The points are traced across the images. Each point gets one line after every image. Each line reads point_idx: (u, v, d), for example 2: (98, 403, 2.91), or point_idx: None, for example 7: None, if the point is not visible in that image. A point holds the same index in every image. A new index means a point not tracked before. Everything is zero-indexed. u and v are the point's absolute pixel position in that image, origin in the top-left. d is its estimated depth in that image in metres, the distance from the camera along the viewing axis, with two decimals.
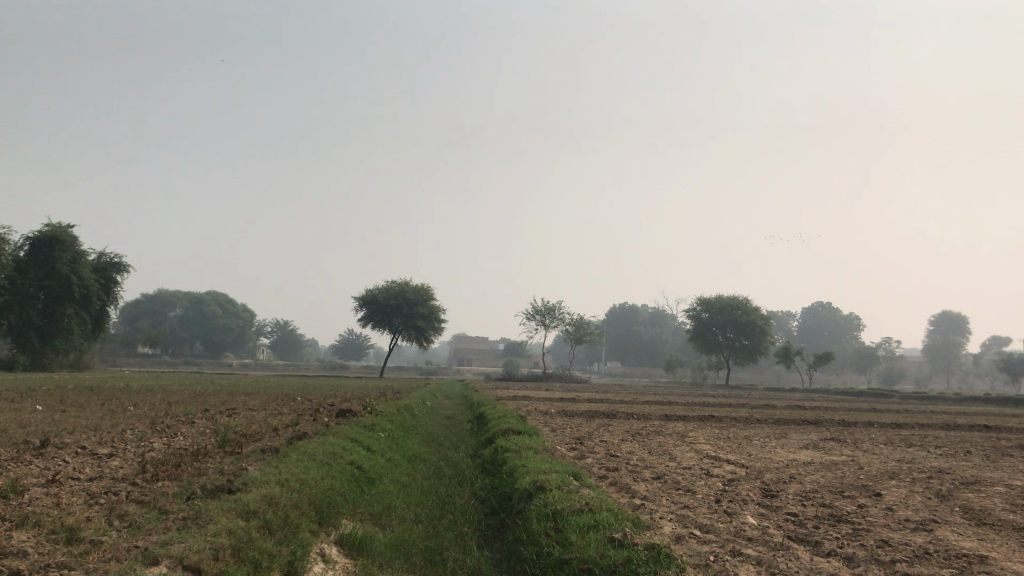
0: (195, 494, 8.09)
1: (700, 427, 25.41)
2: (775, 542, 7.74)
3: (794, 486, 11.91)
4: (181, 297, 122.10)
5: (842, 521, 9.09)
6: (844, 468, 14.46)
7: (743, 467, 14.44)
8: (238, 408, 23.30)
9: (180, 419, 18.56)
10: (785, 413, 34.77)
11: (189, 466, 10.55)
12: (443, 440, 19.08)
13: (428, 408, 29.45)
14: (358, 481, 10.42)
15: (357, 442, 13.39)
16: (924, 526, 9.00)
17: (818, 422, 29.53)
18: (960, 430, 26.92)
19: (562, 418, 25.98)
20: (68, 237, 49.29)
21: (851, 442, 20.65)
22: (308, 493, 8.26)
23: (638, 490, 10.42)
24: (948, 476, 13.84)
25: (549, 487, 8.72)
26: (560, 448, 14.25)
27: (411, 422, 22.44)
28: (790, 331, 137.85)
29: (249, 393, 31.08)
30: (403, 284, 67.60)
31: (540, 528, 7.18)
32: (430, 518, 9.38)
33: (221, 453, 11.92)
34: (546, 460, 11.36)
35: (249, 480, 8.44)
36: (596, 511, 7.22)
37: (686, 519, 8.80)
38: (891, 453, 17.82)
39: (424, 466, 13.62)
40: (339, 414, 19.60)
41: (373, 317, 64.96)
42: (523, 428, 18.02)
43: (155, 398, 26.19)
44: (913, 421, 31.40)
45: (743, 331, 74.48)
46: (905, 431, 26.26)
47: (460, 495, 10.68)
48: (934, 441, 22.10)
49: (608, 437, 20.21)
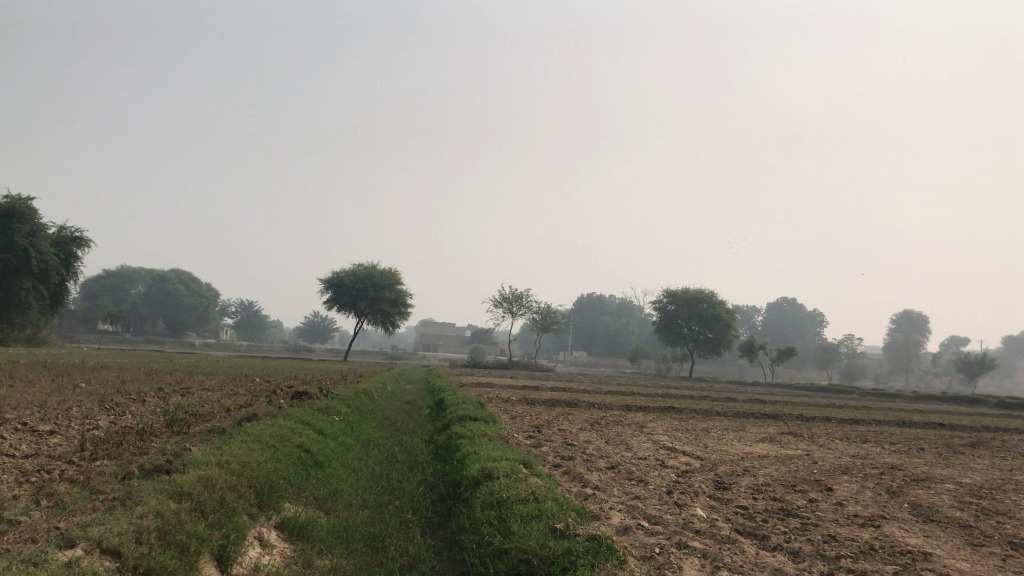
0: (131, 474, 7.81)
1: (660, 419, 25.47)
2: (721, 535, 7.67)
3: (747, 479, 11.89)
4: (144, 273, 120.27)
5: (791, 515, 9.05)
6: (797, 462, 14.50)
7: (697, 459, 14.44)
8: (193, 387, 22.91)
9: (132, 397, 18.13)
10: (746, 406, 34.98)
11: (131, 445, 10.24)
12: (400, 425, 18.87)
13: (389, 393, 29.20)
14: (305, 465, 10.22)
15: (308, 425, 13.15)
16: (872, 521, 9.00)
17: (778, 416, 29.75)
18: (915, 427, 27.24)
19: (523, 406, 25.86)
20: (27, 210, 48.17)
21: (807, 436, 20.78)
22: (249, 475, 8.04)
23: (589, 479, 10.33)
24: (900, 473, 13.93)
25: (497, 475, 8.58)
26: (515, 436, 14.12)
27: (369, 407, 22.18)
28: (754, 325, 139.18)
29: (208, 373, 30.59)
30: (370, 267, 67.08)
31: (483, 516, 7.03)
32: (377, 504, 9.20)
33: (167, 433, 11.62)
34: (498, 448, 11.22)
35: (188, 461, 8.18)
36: (541, 501, 7.08)
37: (635, 511, 8.72)
38: (847, 449, 17.94)
39: (377, 450, 13.41)
40: (295, 396, 19.30)
41: (338, 300, 64.41)
42: (480, 414, 17.90)
43: (109, 376, 25.65)
44: (871, 418, 31.76)
45: (708, 324, 74.97)
46: (861, 426, 26.54)
47: (409, 481, 10.50)
48: (889, 437, 22.35)
49: (566, 425, 20.13)
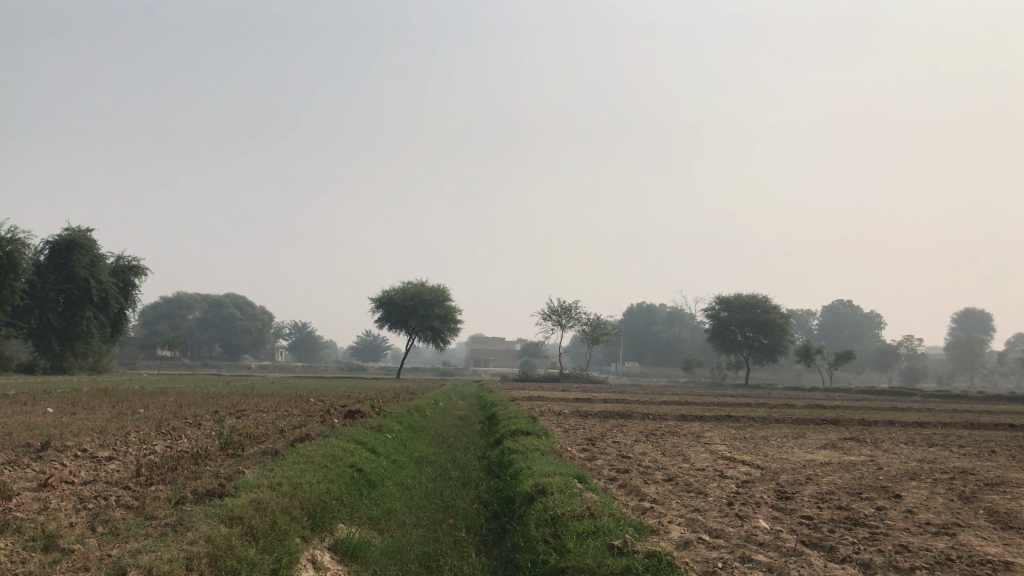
0: (184, 499, 7.81)
1: (717, 428, 24.97)
2: (787, 547, 7.39)
3: (809, 487, 11.53)
4: (200, 299, 122.63)
5: (858, 524, 8.71)
6: (862, 469, 14.02)
7: (757, 468, 14.07)
8: (248, 409, 23.14)
9: (188, 421, 18.29)
10: (805, 412, 34.18)
11: (187, 469, 10.27)
12: (453, 441, 18.74)
13: (442, 409, 29.10)
14: (358, 485, 10.14)
15: (361, 443, 13.14)
16: (946, 529, 8.59)
17: (839, 422, 28.96)
18: (983, 429, 26.30)
19: (576, 418, 25.59)
20: (87, 241, 49.46)
21: (870, 442, 20.14)
22: (301, 496, 7.98)
23: (646, 492, 10.08)
24: (971, 477, 13.38)
25: (550, 490, 8.39)
26: (570, 450, 13.90)
27: (422, 423, 22.13)
28: (809, 329, 136.60)
29: (264, 395, 30.85)
30: (419, 285, 67.42)
31: (538, 534, 6.84)
32: (431, 522, 9.10)
33: (222, 455, 11.67)
34: (552, 462, 11.02)
35: (241, 485, 8.17)
36: (597, 516, 6.87)
37: (695, 524, 8.46)
38: (912, 453, 17.36)
39: (430, 467, 13.32)
40: (348, 416, 19.34)
41: (389, 318, 64.85)
42: (533, 428, 17.74)
43: (167, 400, 25.98)
44: (936, 421, 30.75)
45: (762, 330, 73.72)
46: (926, 430, 25.69)
47: (462, 499, 10.36)
48: (957, 441, 21.58)
49: (621, 437, 19.81)
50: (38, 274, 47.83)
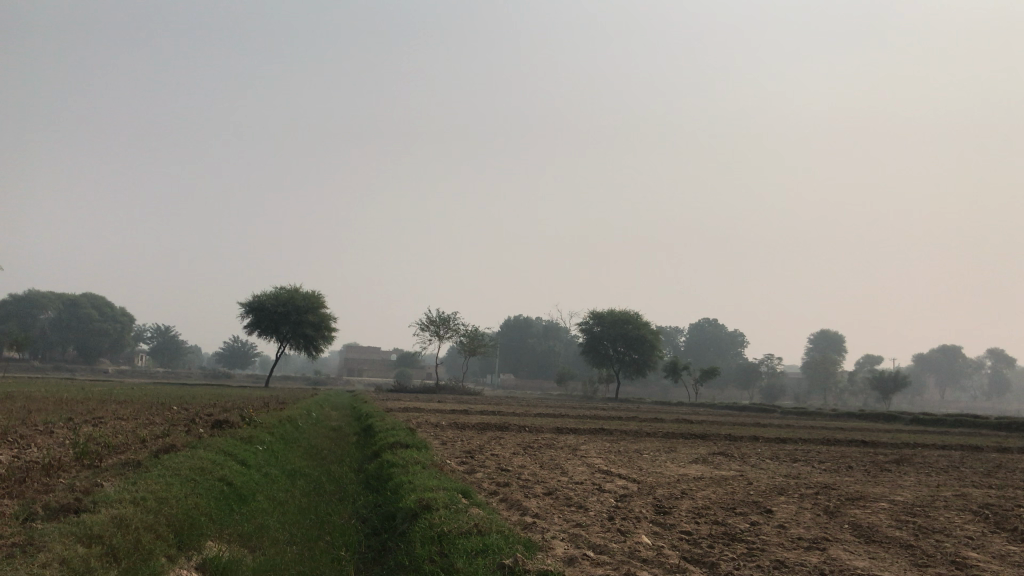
0: (33, 515, 7.12)
1: (591, 441, 25.25)
2: (670, 564, 7.43)
3: (687, 502, 11.72)
4: (54, 298, 115.51)
5: (735, 539, 8.90)
6: (733, 484, 14.43)
7: (634, 482, 14.24)
8: (105, 417, 21.81)
9: (37, 429, 16.99)
10: (674, 427, 35.14)
11: (35, 482, 9.45)
12: (326, 453, 18.17)
13: (314, 419, 28.28)
14: (227, 499, 9.60)
15: (230, 456, 12.49)
16: (816, 544, 8.90)
17: (706, 436, 29.85)
18: (839, 445, 27.64)
19: (453, 430, 25.37)
20: None
21: (738, 457, 20.82)
22: (167, 512, 7.43)
23: (528, 506, 10.00)
24: (834, 492, 13.98)
25: (435, 506, 8.15)
26: (449, 463, 13.72)
27: (293, 434, 21.35)
28: (677, 346, 141.22)
29: (122, 402, 29.08)
30: (293, 291, 65.62)
31: (424, 553, 6.60)
32: (306, 539, 8.70)
33: (76, 467, 10.82)
34: (433, 477, 10.76)
35: (101, 498, 7.55)
36: (485, 534, 6.70)
37: (578, 539, 8.42)
38: (778, 468, 18.06)
39: (304, 481, 12.80)
40: (215, 425, 18.43)
41: (260, 324, 62.82)
42: (410, 440, 17.42)
43: (14, 406, 24.11)
44: (795, 436, 32.14)
45: (633, 345, 75.56)
46: (788, 445, 26.81)
47: (339, 514, 9.98)
48: (817, 456, 22.60)
49: (499, 450, 19.71)
50: None
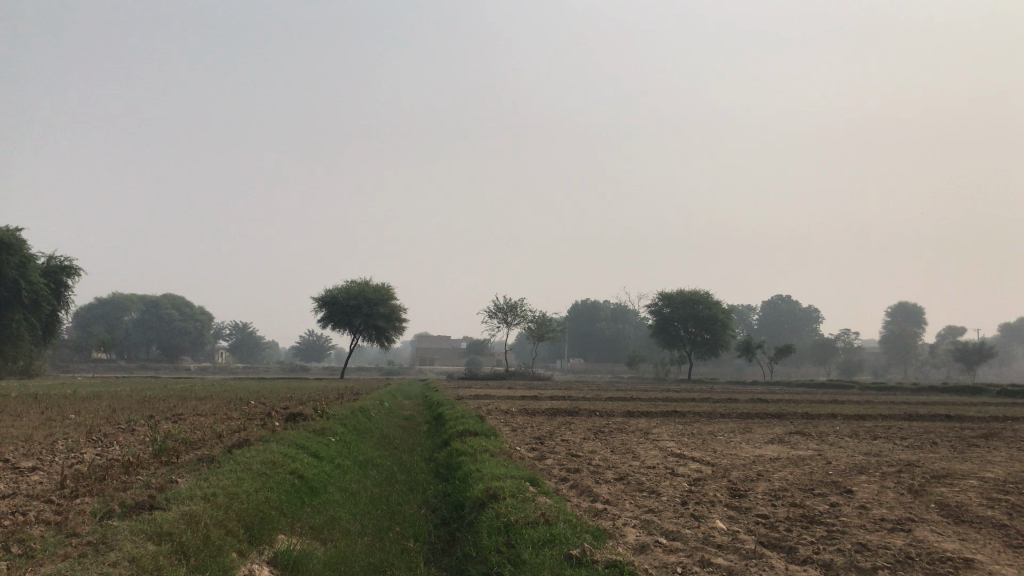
0: (110, 513, 7.26)
1: (664, 424, 24.90)
2: (746, 550, 7.17)
3: (762, 484, 11.41)
4: (137, 300, 119.67)
5: (814, 522, 8.58)
6: (812, 464, 14.02)
7: (708, 465, 13.93)
8: (185, 413, 22.37)
9: (120, 427, 17.51)
10: (748, 407, 34.48)
11: (115, 480, 9.66)
12: (398, 443, 18.30)
13: (386, 409, 28.58)
14: (299, 492, 9.67)
15: (303, 449, 12.63)
16: (901, 525, 8.53)
17: (782, 416, 29.16)
18: (923, 420, 26.66)
19: (523, 417, 25.31)
20: (16, 241, 47.66)
21: (816, 435, 20.24)
22: (237, 507, 7.51)
23: (599, 493, 9.86)
24: (918, 469, 13.43)
25: (503, 495, 8.03)
26: (518, 450, 13.65)
27: (367, 425, 21.58)
28: (750, 324, 138.83)
29: (201, 398, 29.87)
30: (363, 284, 66.47)
31: (491, 543, 6.51)
32: (377, 530, 8.70)
33: (155, 464, 11.05)
34: (501, 464, 10.68)
35: (173, 495, 7.66)
36: (552, 523, 6.56)
37: (651, 525, 8.22)
38: (857, 446, 17.52)
39: (377, 471, 12.93)
40: (289, 419, 18.70)
41: (332, 317, 63.82)
42: (480, 428, 17.40)
43: (100, 405, 24.96)
44: (875, 413, 31.20)
45: (704, 325, 74.44)
46: (868, 422, 25.98)
47: (410, 504, 9.98)
48: (899, 433, 21.81)
49: (569, 435, 19.55)
50: None
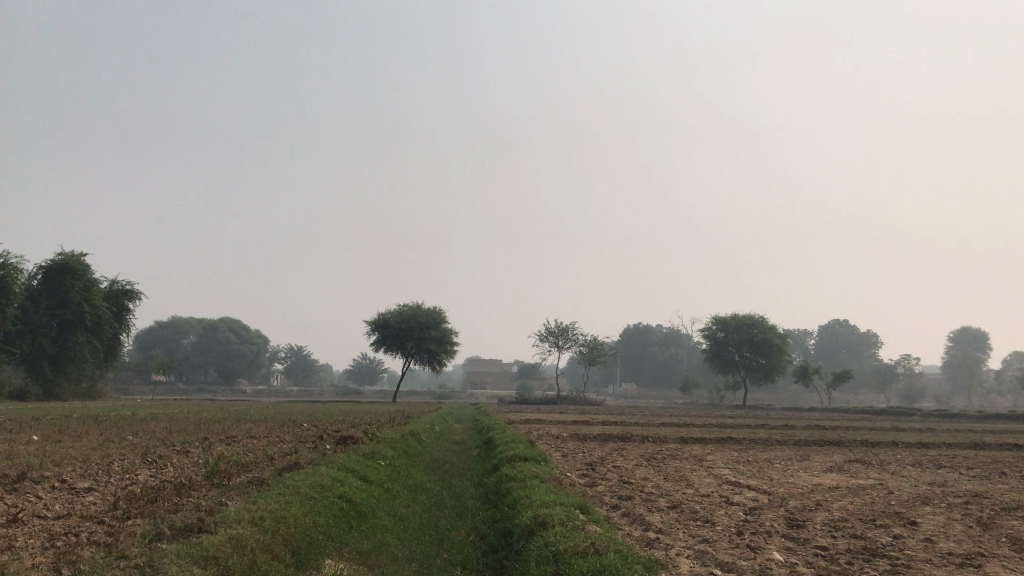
0: (160, 535, 7.29)
1: (718, 450, 24.35)
2: None
3: (821, 514, 11.03)
4: (196, 324, 122.25)
5: (877, 554, 8.24)
6: (872, 493, 13.56)
7: (764, 494, 13.55)
8: (239, 435, 22.64)
9: (175, 448, 17.76)
10: (806, 433, 33.69)
11: (166, 502, 9.73)
12: (447, 467, 18.20)
13: (437, 433, 28.54)
14: (347, 516, 9.63)
15: (352, 472, 12.61)
16: (970, 560, 8.13)
17: (841, 443, 28.42)
18: (988, 450, 25.68)
19: (574, 442, 25.04)
20: (80, 265, 49.02)
21: (876, 464, 19.61)
22: (285, 532, 7.47)
23: (652, 521, 9.63)
24: (987, 501, 12.87)
25: (552, 523, 7.85)
26: (569, 476, 13.44)
27: (416, 448, 21.54)
28: (806, 349, 136.21)
29: (255, 420, 30.14)
30: (415, 308, 66.90)
31: (539, 573, 6.35)
32: (425, 556, 8.59)
33: (206, 486, 11.12)
34: (551, 491, 10.51)
35: (222, 518, 7.66)
36: (603, 553, 6.37)
37: (705, 556, 7.98)
38: (921, 475, 16.93)
39: (426, 496, 12.84)
40: (340, 442, 18.74)
41: (385, 341, 64.34)
42: (530, 453, 17.21)
43: (157, 427, 25.36)
44: (939, 440, 30.21)
45: (760, 350, 73.21)
46: (931, 450, 25.18)
47: (458, 530, 9.86)
48: (964, 461, 21.03)
49: (622, 462, 19.22)
50: (31, 299, 47.55)
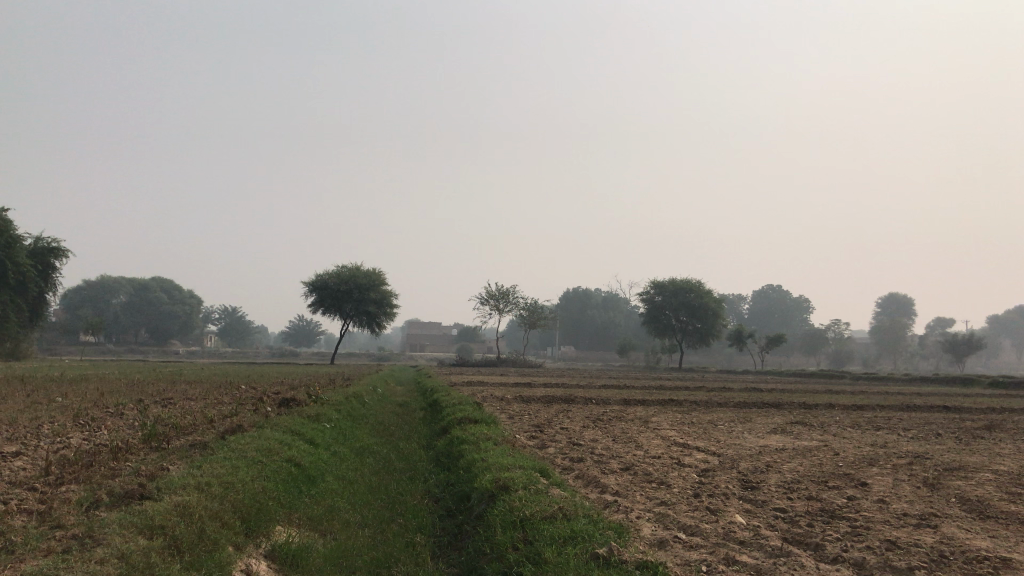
0: (98, 502, 6.84)
1: (660, 412, 24.51)
2: (772, 546, 6.81)
3: (773, 475, 11.06)
4: (126, 283, 118.73)
5: (836, 516, 8.23)
6: (819, 454, 13.70)
7: (714, 455, 13.55)
8: (175, 397, 21.92)
9: (108, 410, 17.09)
10: (743, 395, 34.28)
11: (103, 466, 9.25)
12: (393, 429, 17.95)
13: (379, 395, 28.20)
14: (296, 481, 9.28)
15: (298, 435, 12.23)
16: (927, 520, 8.16)
17: (780, 405, 28.86)
18: (921, 411, 26.38)
19: (519, 403, 24.97)
20: (3, 221, 46.79)
21: (818, 425, 19.83)
22: (233, 498, 7.10)
23: (607, 483, 9.50)
24: (929, 461, 13.11)
25: (514, 487, 7.63)
26: (520, 438, 13.24)
27: (360, 410, 21.16)
28: (741, 314, 138.89)
29: (192, 382, 29.32)
30: (354, 269, 65.97)
31: (506, 539, 6.10)
32: (378, 521, 8.31)
33: (144, 450, 10.66)
34: (506, 453, 10.31)
35: (165, 483, 7.25)
36: (572, 519, 6.16)
37: (667, 519, 7.85)
38: (862, 437, 17.22)
39: (374, 458, 12.55)
40: (282, 404, 18.26)
41: (323, 302, 63.34)
42: (479, 415, 17.00)
43: (87, 388, 24.44)
44: (872, 402, 30.96)
45: (696, 314, 74.15)
46: (867, 412, 25.71)
47: (412, 494, 9.58)
48: (901, 423, 21.43)
49: (567, 423, 19.07)
50: None
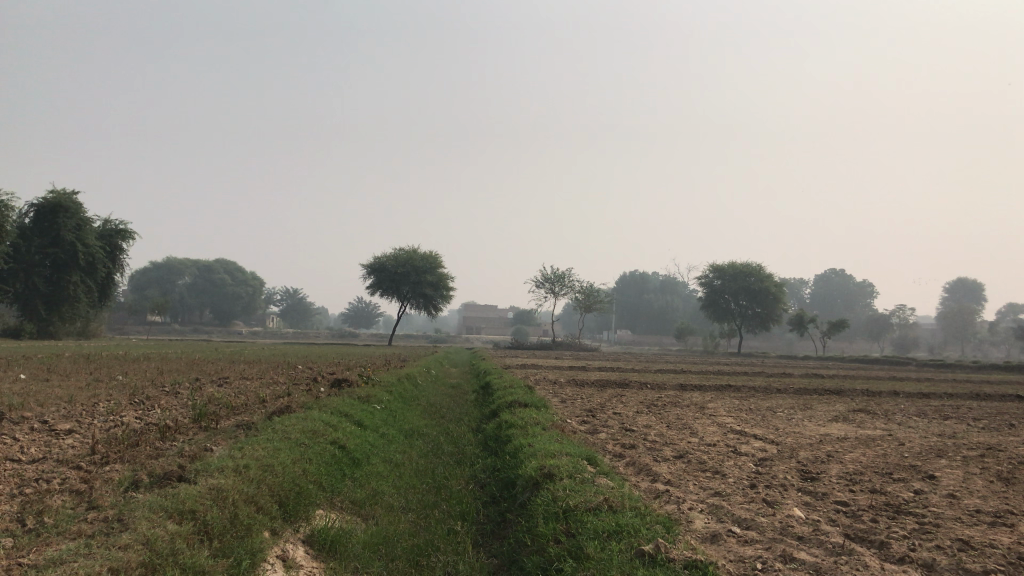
0: (136, 484, 6.73)
1: (718, 398, 23.88)
2: (832, 544, 6.38)
3: (834, 466, 10.56)
4: (191, 264, 121.41)
5: (902, 511, 7.75)
6: (883, 444, 13.12)
7: (773, 443, 13.06)
8: (232, 377, 22.10)
9: (165, 389, 17.24)
10: (804, 381, 33.36)
11: (149, 446, 9.21)
12: (445, 412, 17.76)
13: (433, 377, 28.12)
14: (339, 464, 9.14)
15: (345, 417, 12.07)
16: (1001, 519, 7.62)
17: (842, 392, 27.96)
18: (991, 400, 25.24)
19: (572, 387, 24.62)
20: (73, 204, 48.00)
21: (882, 414, 19.08)
22: (271, 482, 6.95)
23: (658, 471, 9.14)
24: (1002, 454, 12.42)
25: (559, 475, 7.35)
26: (570, 423, 12.91)
27: (412, 392, 21.06)
28: (802, 297, 136.02)
29: (250, 362, 29.64)
30: (411, 251, 66.23)
31: (548, 531, 5.82)
32: (421, 506, 8.11)
33: (193, 429, 10.61)
34: (555, 439, 10.02)
35: (204, 466, 7.13)
36: (619, 511, 5.85)
37: (720, 511, 7.49)
38: (930, 426, 16.44)
39: (422, 441, 12.38)
40: (334, 385, 18.24)
41: (380, 285, 63.76)
42: (530, 399, 16.70)
43: (148, 366, 24.87)
44: (940, 390, 29.82)
45: (756, 298, 72.65)
46: (934, 401, 24.66)
47: (456, 479, 9.37)
48: (972, 413, 20.48)
49: (621, 409, 18.67)
50: (23, 237, 46.36)
